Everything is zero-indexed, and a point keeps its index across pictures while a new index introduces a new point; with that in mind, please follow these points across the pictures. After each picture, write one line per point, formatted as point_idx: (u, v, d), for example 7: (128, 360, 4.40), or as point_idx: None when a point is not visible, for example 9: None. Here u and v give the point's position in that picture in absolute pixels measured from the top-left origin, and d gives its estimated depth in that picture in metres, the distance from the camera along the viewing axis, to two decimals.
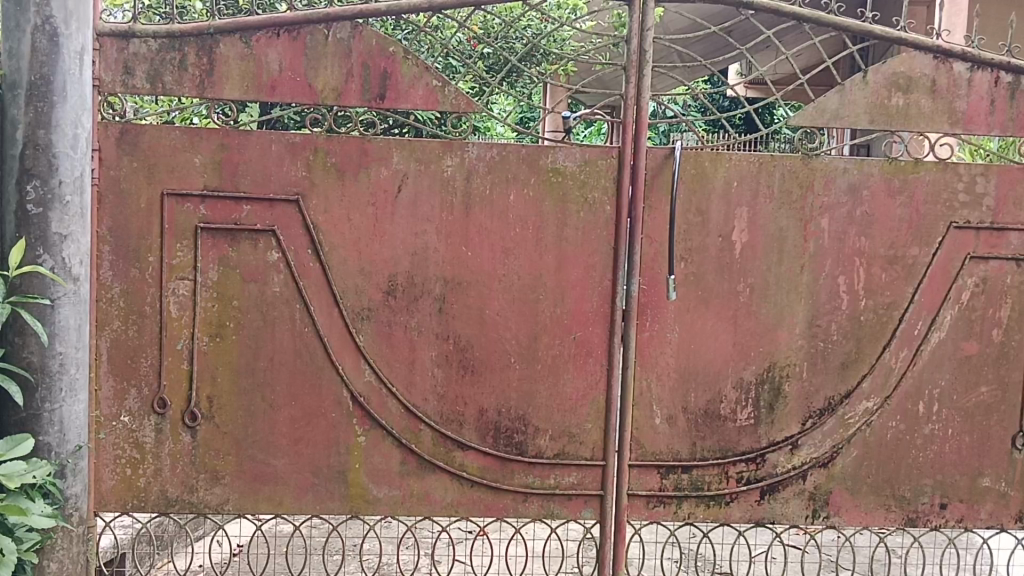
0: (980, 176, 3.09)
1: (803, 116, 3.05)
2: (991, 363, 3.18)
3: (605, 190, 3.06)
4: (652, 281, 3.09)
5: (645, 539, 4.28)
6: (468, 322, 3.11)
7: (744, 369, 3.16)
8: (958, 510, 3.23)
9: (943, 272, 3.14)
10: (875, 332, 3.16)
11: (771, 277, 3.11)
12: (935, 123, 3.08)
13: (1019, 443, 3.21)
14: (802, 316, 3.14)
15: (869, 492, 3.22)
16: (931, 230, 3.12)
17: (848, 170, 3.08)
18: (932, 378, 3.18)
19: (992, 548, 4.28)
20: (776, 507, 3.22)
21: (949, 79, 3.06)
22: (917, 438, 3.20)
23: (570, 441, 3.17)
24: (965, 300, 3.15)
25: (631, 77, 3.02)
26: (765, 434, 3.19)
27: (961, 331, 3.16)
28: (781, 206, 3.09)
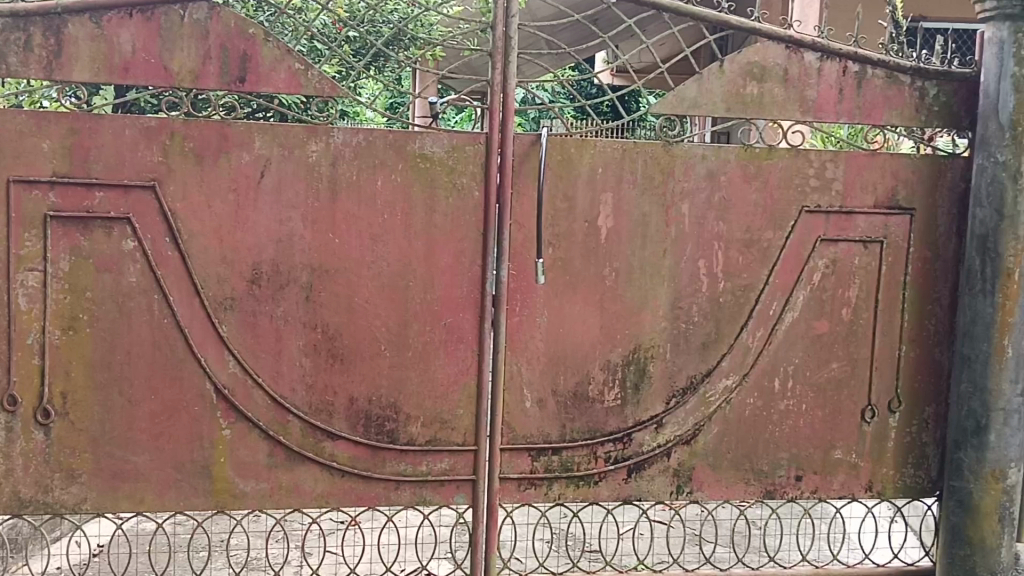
0: (829, 162, 3.25)
1: (664, 104, 3.12)
2: (841, 340, 3.34)
3: (473, 175, 3.07)
4: (521, 267, 3.12)
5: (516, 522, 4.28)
6: (335, 311, 3.06)
7: (611, 352, 3.23)
8: (813, 481, 3.39)
9: (796, 255, 3.28)
10: (733, 312, 3.28)
11: (635, 261, 3.19)
12: (787, 111, 3.20)
13: (867, 416, 3.38)
14: (664, 299, 3.23)
15: (729, 467, 3.35)
16: (785, 214, 3.26)
17: (706, 156, 3.18)
18: (786, 356, 3.32)
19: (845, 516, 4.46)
20: (642, 484, 3.30)
21: (800, 68, 3.19)
22: (773, 414, 3.34)
23: (442, 428, 3.17)
24: (816, 281, 3.30)
25: (497, 63, 3.03)
26: (631, 415, 3.27)
27: (813, 310, 3.32)
28: (643, 192, 3.16)
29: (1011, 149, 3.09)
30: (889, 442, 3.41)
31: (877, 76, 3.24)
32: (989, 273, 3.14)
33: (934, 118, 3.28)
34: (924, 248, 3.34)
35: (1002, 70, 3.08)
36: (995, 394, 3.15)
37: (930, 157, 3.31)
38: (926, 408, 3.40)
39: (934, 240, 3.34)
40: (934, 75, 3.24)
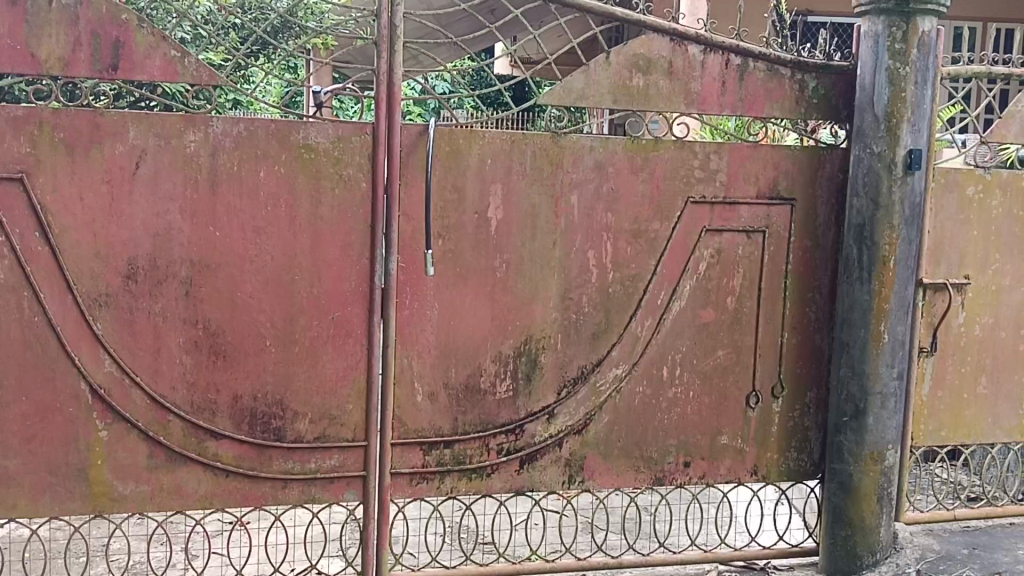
0: (713, 154, 3.31)
1: (552, 96, 3.12)
2: (726, 328, 3.41)
3: (360, 166, 3.02)
4: (410, 259, 3.08)
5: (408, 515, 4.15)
6: (217, 306, 2.97)
7: (502, 344, 3.21)
8: (701, 467, 3.45)
9: (682, 245, 3.33)
10: (622, 302, 3.31)
11: (524, 253, 3.18)
12: (672, 103, 3.23)
13: (752, 402, 3.46)
14: (555, 289, 3.23)
15: (620, 455, 3.38)
16: (670, 204, 3.30)
17: (594, 148, 3.20)
18: (674, 345, 3.37)
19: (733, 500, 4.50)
20: (535, 475, 3.30)
21: (684, 60, 3.22)
22: (661, 401, 3.39)
23: (331, 424, 3.11)
24: (702, 270, 3.36)
25: (383, 52, 2.98)
26: (523, 406, 3.27)
27: (699, 300, 3.37)
28: (532, 182, 3.16)
29: (886, 141, 3.19)
30: (772, 427, 3.49)
31: (758, 69, 3.30)
32: (866, 260, 3.24)
33: (814, 110, 3.37)
34: (804, 237, 3.42)
35: (878, 63, 3.17)
36: (873, 378, 3.25)
37: (810, 149, 3.40)
38: (808, 393, 3.49)
39: (814, 229, 3.43)
40: (813, 68, 3.32)
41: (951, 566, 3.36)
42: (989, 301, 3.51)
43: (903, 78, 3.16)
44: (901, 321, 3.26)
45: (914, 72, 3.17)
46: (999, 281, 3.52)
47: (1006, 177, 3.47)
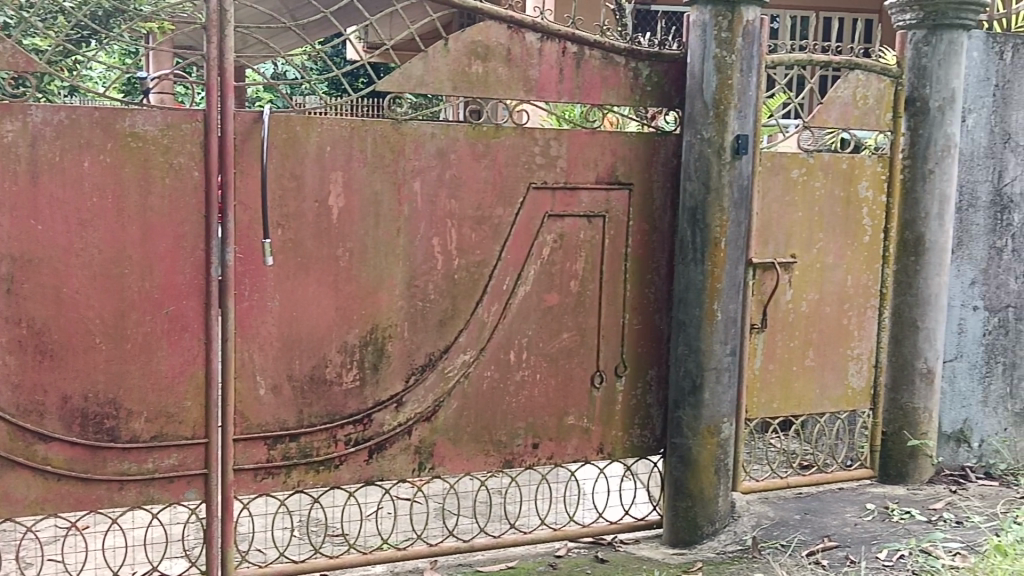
0: (553, 140, 3.36)
1: (390, 82, 3.11)
2: (570, 311, 3.47)
3: (192, 155, 2.92)
4: (247, 249, 3.01)
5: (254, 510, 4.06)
6: (42, 303, 2.83)
7: (347, 333, 3.18)
8: (549, 448, 3.50)
9: (525, 230, 3.37)
10: (468, 288, 3.32)
11: (367, 241, 3.16)
12: (511, 90, 3.25)
13: (597, 382, 3.54)
14: (399, 277, 3.22)
15: (469, 439, 3.38)
16: (512, 190, 3.33)
17: (435, 135, 3.20)
18: (520, 329, 3.41)
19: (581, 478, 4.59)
20: (383, 464, 3.28)
21: (522, 48, 3.25)
22: (509, 384, 3.41)
23: (169, 422, 3.00)
24: (545, 255, 3.41)
25: (212, 36, 2.90)
26: (370, 395, 3.24)
27: (543, 284, 3.42)
28: (373, 170, 3.14)
29: (715, 127, 3.32)
30: (617, 406, 3.58)
31: (594, 57, 3.36)
32: (699, 242, 3.36)
33: (648, 97, 3.46)
34: (642, 221, 3.53)
35: (705, 52, 3.28)
36: (708, 354, 3.39)
37: (646, 136, 3.50)
38: (649, 371, 3.60)
39: (651, 213, 3.53)
40: (646, 55, 3.41)
41: (784, 531, 3.50)
42: (814, 278, 3.71)
43: (729, 66, 3.29)
44: (733, 300, 3.41)
45: (739, 60, 3.31)
46: (823, 259, 3.72)
47: (828, 160, 3.66)
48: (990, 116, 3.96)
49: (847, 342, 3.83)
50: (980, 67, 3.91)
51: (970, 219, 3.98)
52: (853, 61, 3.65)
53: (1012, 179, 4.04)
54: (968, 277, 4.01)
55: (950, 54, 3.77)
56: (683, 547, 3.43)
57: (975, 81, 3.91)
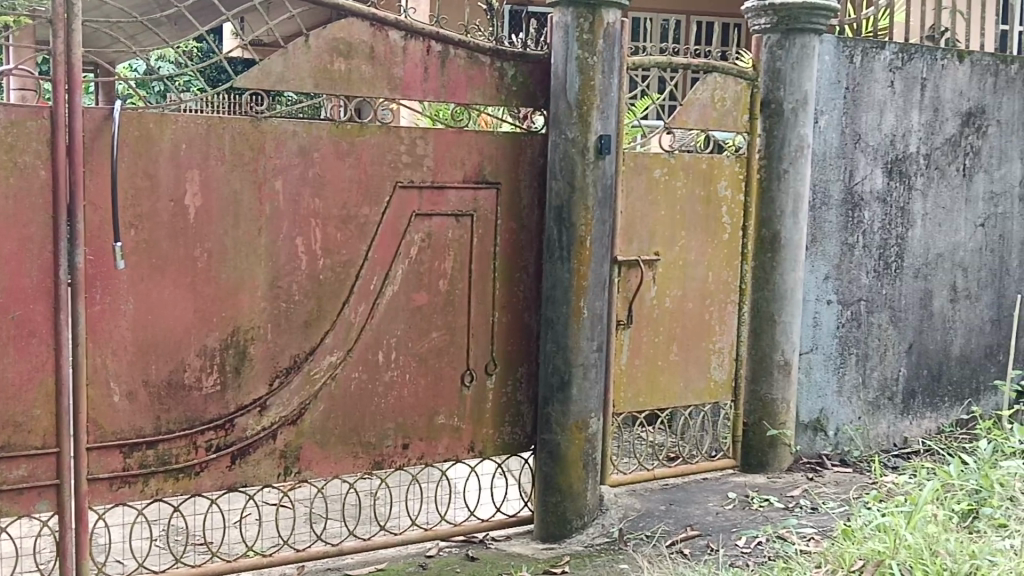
0: (419, 139, 3.35)
1: (249, 79, 3.04)
2: (439, 310, 3.47)
3: (37, 153, 2.78)
4: (98, 251, 2.90)
5: (112, 522, 3.91)
6: None
7: (207, 337, 3.10)
8: (419, 448, 3.49)
9: (392, 229, 3.35)
10: (333, 289, 3.28)
11: (227, 241, 3.09)
12: (375, 88, 3.23)
13: (467, 380, 3.54)
14: (261, 278, 3.16)
15: (337, 442, 3.34)
16: (378, 189, 3.31)
17: (297, 133, 3.15)
18: (388, 329, 3.38)
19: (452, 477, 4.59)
20: (247, 469, 3.21)
21: (386, 46, 3.23)
22: (377, 385, 3.39)
23: (17, 431, 2.85)
24: (413, 254, 3.39)
25: (59, 31, 2.76)
26: (232, 400, 3.16)
27: (411, 284, 3.40)
28: (232, 168, 3.07)
29: (578, 127, 3.37)
30: (487, 404, 3.59)
31: (459, 56, 3.36)
32: (565, 241, 3.41)
33: (514, 97, 3.48)
34: (510, 220, 3.55)
35: (568, 53, 3.32)
36: (575, 351, 3.44)
37: (513, 136, 3.52)
38: (519, 369, 3.63)
39: (519, 212, 3.56)
40: (511, 55, 3.43)
41: (650, 522, 3.59)
42: (677, 275, 3.81)
43: (591, 67, 3.35)
44: (598, 297, 3.47)
45: (601, 61, 3.36)
46: (686, 256, 3.83)
47: (688, 160, 3.78)
48: (841, 118, 4.13)
49: (709, 337, 3.95)
50: (831, 70, 4.08)
51: (823, 217, 4.15)
52: (711, 63, 3.80)
53: (862, 178, 4.23)
54: (822, 272, 4.18)
55: (803, 57, 3.92)
56: (552, 542, 3.47)
57: (826, 83, 4.07)
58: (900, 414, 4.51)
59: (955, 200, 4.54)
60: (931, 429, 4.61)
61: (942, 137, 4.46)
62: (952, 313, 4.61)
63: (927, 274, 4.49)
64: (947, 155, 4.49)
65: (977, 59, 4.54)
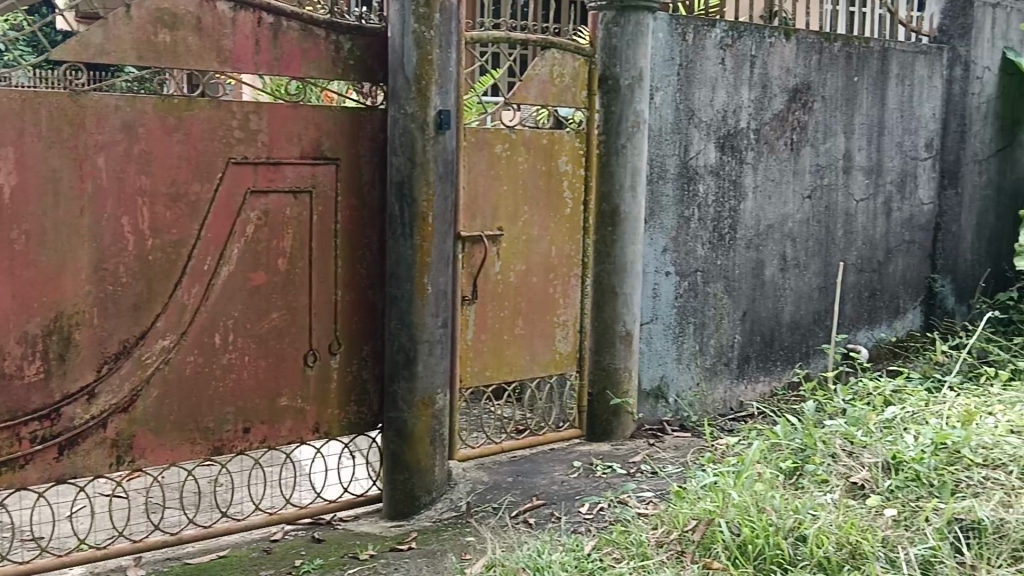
0: (252, 114, 3.25)
1: (66, 50, 2.87)
2: (278, 289, 3.39)
3: None
4: None
5: None
6: None
7: (28, 323, 2.93)
8: (261, 432, 3.41)
9: (226, 207, 3.24)
10: (165, 270, 3.15)
11: (46, 222, 2.92)
12: (203, 61, 3.11)
13: (310, 360, 3.48)
14: (86, 260, 3.01)
15: (173, 429, 3.23)
16: (210, 165, 3.19)
17: (121, 107, 3.01)
18: (225, 310, 3.28)
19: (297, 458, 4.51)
20: (77, 460, 3.06)
21: (214, 17, 3.11)
22: (215, 369, 3.28)
23: None
24: (250, 233, 3.30)
25: None
26: (57, 388, 3.01)
27: (247, 263, 3.31)
28: (50, 145, 2.90)
29: (417, 102, 3.34)
30: (331, 383, 3.55)
31: (293, 29, 3.27)
32: (407, 217, 3.37)
33: (351, 71, 3.42)
34: (350, 196, 3.50)
35: (404, 27, 3.29)
36: (420, 328, 3.42)
37: (351, 110, 3.47)
38: (364, 347, 3.60)
39: (359, 188, 3.51)
40: (347, 29, 3.37)
41: (497, 494, 3.63)
42: (520, 249, 3.86)
43: (428, 41, 3.33)
44: (442, 273, 3.47)
45: (437, 35, 3.35)
46: (528, 231, 3.88)
47: (529, 136, 3.82)
48: (675, 94, 4.25)
49: (553, 310, 4.02)
50: (665, 48, 4.18)
51: (660, 190, 4.27)
52: (548, 39, 3.81)
53: (696, 153, 4.37)
54: (660, 245, 4.30)
55: (637, 34, 4.02)
56: (401, 519, 3.46)
57: (661, 60, 4.17)
58: (736, 378, 4.72)
59: (783, 173, 4.76)
60: (765, 392, 4.85)
61: (770, 112, 4.66)
62: (783, 281, 4.85)
63: (759, 244, 4.70)
64: (775, 130, 4.69)
65: (802, 37, 4.75)
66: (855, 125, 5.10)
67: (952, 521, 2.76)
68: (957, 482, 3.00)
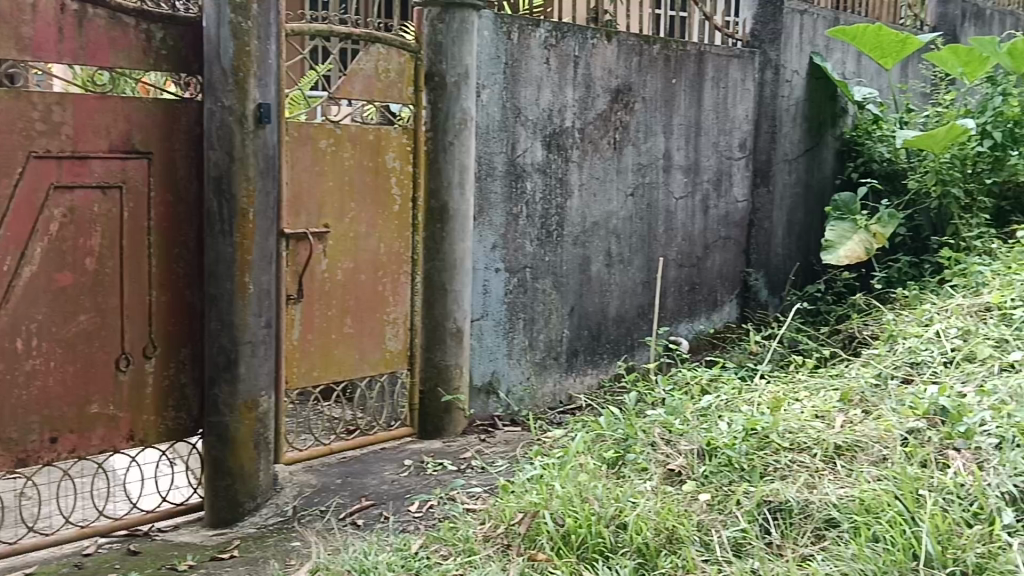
0: (55, 105, 3.05)
1: None
2: (87, 291, 3.20)
3: None
4: None
5: None
6: None
7: None
8: (70, 441, 3.20)
9: (26, 203, 3.03)
10: None
11: None
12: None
13: (122, 365, 3.31)
14: None
15: None
16: (8, 159, 2.98)
17: None
18: (28, 314, 3.07)
19: (111, 466, 4.28)
20: None
21: (11, 2, 2.90)
22: (17, 376, 3.06)
23: None
24: (54, 231, 3.10)
25: None
26: None
27: (51, 263, 3.11)
28: None
29: (234, 94, 3.23)
30: (147, 388, 3.39)
31: (100, 16, 3.10)
32: (226, 214, 3.26)
33: (164, 62, 3.27)
34: (164, 192, 3.35)
35: (220, 18, 3.17)
36: (242, 328, 3.31)
37: (164, 102, 3.33)
38: (182, 349, 3.46)
39: (174, 184, 3.37)
40: (158, 18, 3.23)
41: (325, 497, 3.56)
42: (347, 247, 3.81)
43: (245, 33, 3.22)
44: (264, 271, 3.37)
45: (255, 27, 3.26)
46: (356, 228, 3.83)
47: (354, 131, 3.77)
48: (501, 92, 4.29)
49: (382, 308, 3.98)
50: (491, 46, 4.21)
51: (489, 188, 4.30)
52: (372, 34, 3.77)
53: (523, 150, 4.43)
54: (489, 242, 4.33)
55: (463, 31, 4.02)
56: (224, 527, 3.34)
57: (487, 58, 4.20)
58: (565, 372, 4.82)
59: (607, 172, 4.89)
60: (592, 384, 4.97)
61: (594, 112, 4.77)
62: (608, 277, 4.99)
63: (585, 241, 4.81)
64: (598, 130, 4.82)
65: (623, 40, 4.90)
66: (674, 126, 5.30)
67: (760, 503, 2.91)
68: (765, 465, 3.16)
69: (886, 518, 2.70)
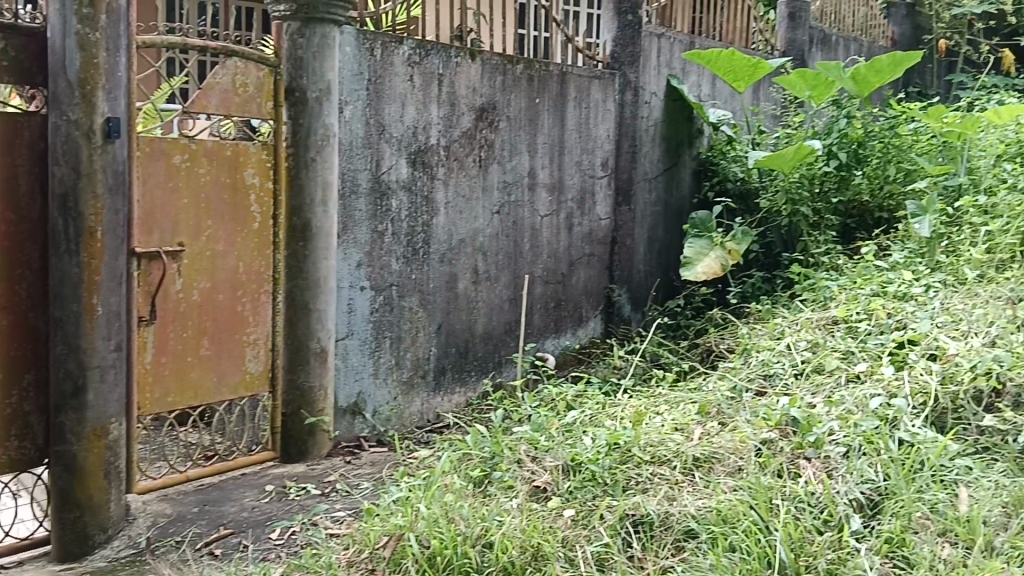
0: None
1: None
2: None
3: None
4: None
5: None
6: None
7: None
8: None
9: None
10: None
11: None
12: None
13: None
14: None
15: None
16: None
17: None
18: None
19: None
20: None
21: None
22: None
23: None
24: None
25: None
26: None
27: None
28: None
29: (80, 108, 3.08)
30: None
31: None
32: (72, 232, 3.10)
33: (5, 73, 3.09)
34: (5, 210, 3.16)
35: (66, 28, 3.02)
36: (89, 352, 3.15)
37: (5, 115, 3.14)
38: (24, 376, 3.26)
39: (16, 201, 3.18)
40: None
41: (181, 526, 3.41)
42: (204, 267, 3.70)
43: (93, 44, 3.08)
44: (113, 293, 3.22)
45: (104, 38, 3.12)
46: (214, 245, 3.74)
47: (210, 146, 3.68)
48: (364, 109, 4.24)
49: (242, 329, 3.88)
50: (353, 62, 4.16)
51: (353, 205, 4.24)
52: (229, 47, 3.66)
53: (387, 168, 4.39)
54: (354, 260, 4.27)
55: (323, 47, 3.96)
56: (72, 561, 3.16)
57: (350, 74, 4.15)
58: (432, 391, 4.79)
59: (472, 190, 4.90)
60: (459, 402, 4.95)
61: (459, 130, 4.79)
62: (475, 294, 4.99)
63: (451, 259, 4.81)
64: (463, 147, 4.83)
65: (487, 59, 4.93)
66: (538, 145, 5.36)
67: (623, 517, 2.95)
68: (628, 479, 3.22)
69: (741, 527, 2.79)
